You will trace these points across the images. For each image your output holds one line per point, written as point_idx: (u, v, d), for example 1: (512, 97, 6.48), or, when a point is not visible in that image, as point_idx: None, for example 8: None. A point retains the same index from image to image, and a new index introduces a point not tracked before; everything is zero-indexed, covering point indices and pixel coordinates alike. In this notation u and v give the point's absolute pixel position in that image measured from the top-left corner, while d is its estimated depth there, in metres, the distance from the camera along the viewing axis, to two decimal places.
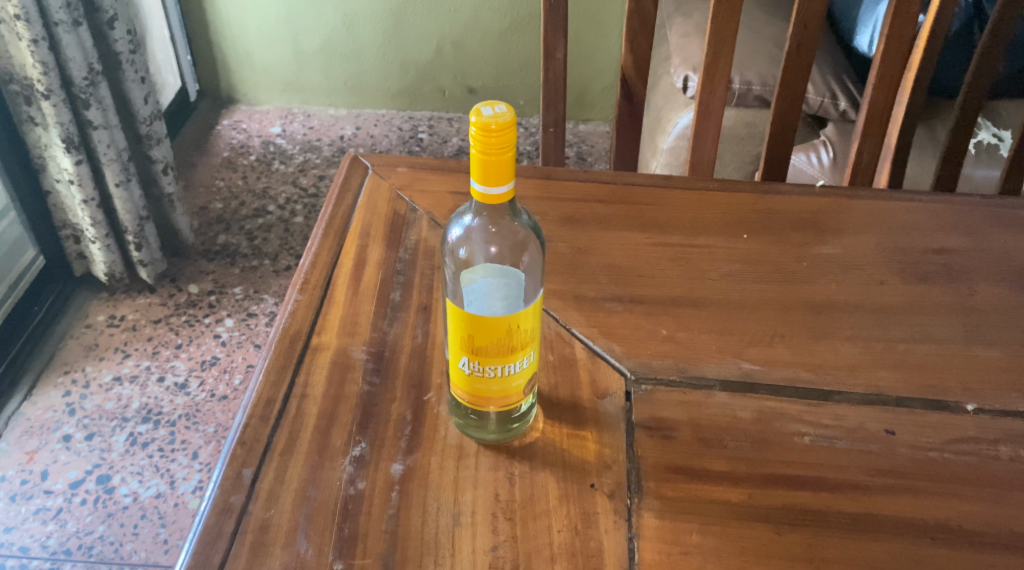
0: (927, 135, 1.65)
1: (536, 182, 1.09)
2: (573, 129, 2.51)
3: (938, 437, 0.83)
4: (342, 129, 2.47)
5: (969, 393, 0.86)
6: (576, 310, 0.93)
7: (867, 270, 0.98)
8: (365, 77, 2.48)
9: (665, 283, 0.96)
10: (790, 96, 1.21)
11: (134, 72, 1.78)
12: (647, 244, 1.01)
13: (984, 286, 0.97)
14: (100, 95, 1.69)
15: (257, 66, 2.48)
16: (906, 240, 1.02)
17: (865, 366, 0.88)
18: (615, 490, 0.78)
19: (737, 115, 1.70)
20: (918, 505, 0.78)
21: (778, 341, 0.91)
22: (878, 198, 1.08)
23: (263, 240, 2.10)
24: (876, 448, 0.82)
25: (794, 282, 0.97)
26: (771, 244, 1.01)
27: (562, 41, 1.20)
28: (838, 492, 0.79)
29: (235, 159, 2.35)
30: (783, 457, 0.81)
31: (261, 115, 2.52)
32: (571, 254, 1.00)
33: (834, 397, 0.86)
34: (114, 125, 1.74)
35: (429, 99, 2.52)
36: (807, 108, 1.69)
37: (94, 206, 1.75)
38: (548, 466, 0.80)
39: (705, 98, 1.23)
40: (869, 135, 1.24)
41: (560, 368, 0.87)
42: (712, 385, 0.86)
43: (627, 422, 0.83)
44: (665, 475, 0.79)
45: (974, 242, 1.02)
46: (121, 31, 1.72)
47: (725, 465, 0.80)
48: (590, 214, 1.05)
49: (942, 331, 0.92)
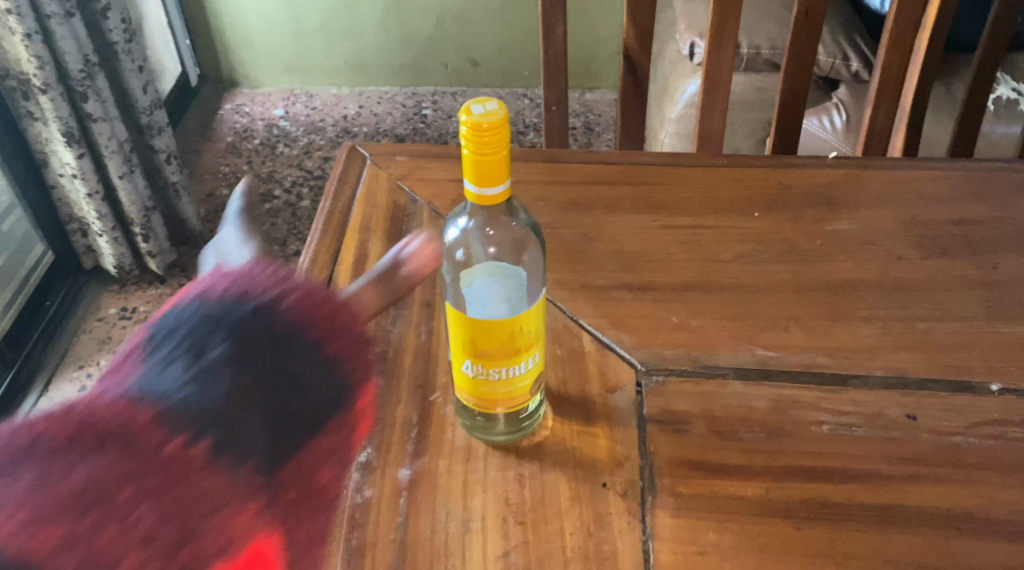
0: (944, 94, 1.61)
1: (540, 165, 1.06)
2: (579, 98, 2.48)
3: (962, 421, 0.79)
4: (345, 108, 2.44)
5: (994, 373, 0.83)
6: (584, 300, 0.91)
7: (883, 246, 0.95)
8: (367, 54, 2.44)
9: (675, 269, 0.94)
10: (799, 64, 1.17)
11: (131, 61, 1.75)
12: (654, 228, 0.98)
13: (1006, 258, 0.93)
14: (98, 87, 1.67)
15: (258, 47, 2.44)
16: (925, 212, 0.99)
17: (885, 348, 0.86)
18: (629, 489, 0.75)
19: (746, 81, 1.66)
20: (942, 493, 0.75)
21: (793, 325, 0.88)
22: (894, 167, 1.05)
23: (270, 226, 2.08)
24: (898, 435, 0.79)
25: (809, 262, 0.94)
26: (784, 222, 0.98)
27: (562, 17, 1.16)
28: (859, 484, 0.75)
29: (239, 144, 2.32)
30: (800, 448, 0.78)
31: (264, 98, 2.49)
32: (577, 241, 0.97)
33: (853, 381, 0.83)
34: (114, 117, 1.72)
35: (432, 73, 2.48)
36: (818, 71, 1.64)
37: (99, 199, 1.74)
38: (558, 466, 0.77)
39: (713, 70, 1.19)
40: (882, 100, 1.20)
41: (568, 362, 0.85)
42: (726, 373, 0.84)
43: (638, 416, 0.81)
44: (680, 470, 0.76)
45: (995, 212, 0.98)
46: (115, 20, 1.69)
47: (741, 459, 0.77)
48: (596, 199, 1.02)
49: (964, 307, 0.89)
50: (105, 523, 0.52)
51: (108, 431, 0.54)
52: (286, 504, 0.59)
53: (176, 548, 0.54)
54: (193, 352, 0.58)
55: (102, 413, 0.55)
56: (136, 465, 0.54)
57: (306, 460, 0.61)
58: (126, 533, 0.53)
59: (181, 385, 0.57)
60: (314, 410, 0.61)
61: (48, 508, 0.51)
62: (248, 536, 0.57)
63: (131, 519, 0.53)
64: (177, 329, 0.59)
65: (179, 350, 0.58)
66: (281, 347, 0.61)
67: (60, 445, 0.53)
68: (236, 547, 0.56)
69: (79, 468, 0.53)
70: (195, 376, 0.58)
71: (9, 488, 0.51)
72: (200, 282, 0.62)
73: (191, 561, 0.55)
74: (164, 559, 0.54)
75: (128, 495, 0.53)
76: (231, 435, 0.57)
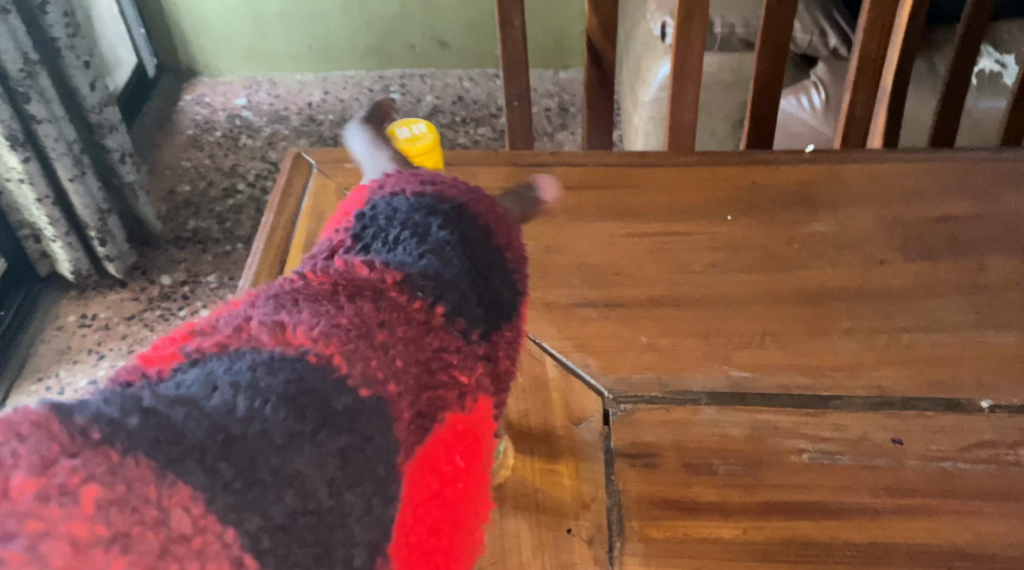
0: (926, 69, 1.54)
1: (499, 170, 1.00)
2: (552, 77, 2.41)
3: (951, 444, 0.74)
4: (310, 95, 2.36)
5: (983, 389, 0.78)
6: (547, 320, 0.85)
7: (865, 249, 0.90)
8: (330, 39, 2.36)
9: (644, 282, 0.87)
10: (773, 51, 1.10)
11: (76, 57, 1.66)
12: (621, 236, 0.92)
13: (994, 258, 0.88)
14: (40, 86, 1.58)
15: (216, 35, 2.35)
16: (908, 209, 0.93)
17: (868, 364, 0.80)
18: (596, 535, 0.70)
19: (721, 61, 1.59)
20: (930, 528, 0.69)
21: (770, 341, 0.82)
22: (874, 159, 0.99)
23: (235, 222, 2.01)
24: (883, 463, 0.73)
25: (786, 269, 0.88)
26: (759, 226, 0.92)
27: (519, 8, 1.08)
28: (843, 520, 0.70)
29: (200, 136, 2.24)
30: (779, 481, 0.72)
31: (225, 87, 2.41)
32: (540, 254, 0.91)
33: (834, 403, 0.77)
34: (59, 117, 1.63)
35: (399, 56, 2.40)
36: (795, 48, 1.58)
37: (49, 203, 1.65)
38: (519, 511, 0.71)
39: (681, 59, 1.12)
40: (861, 86, 1.14)
41: (530, 392, 0.79)
42: (699, 398, 0.78)
43: (605, 451, 0.75)
44: (651, 511, 0.71)
45: (982, 207, 0.93)
46: (56, 14, 1.60)
47: (715, 495, 0.72)
48: (560, 205, 0.95)
49: (952, 315, 0.83)
50: (376, 351, 0.52)
51: (362, 284, 0.56)
52: (497, 378, 0.60)
53: (418, 391, 0.54)
54: (417, 232, 0.59)
55: (357, 271, 0.57)
56: (394, 316, 0.55)
57: (511, 346, 0.61)
58: (388, 367, 0.52)
59: (417, 257, 0.58)
60: (504, 298, 0.61)
61: (330, 327, 0.52)
62: (477, 396, 0.57)
63: (395, 359, 0.53)
64: (394, 213, 0.61)
65: (405, 232, 0.59)
66: (481, 240, 0.62)
67: (323, 292, 0.55)
68: (465, 401, 0.56)
69: (345, 307, 0.54)
70: (426, 251, 0.58)
71: (291, 317, 0.52)
72: (387, 181, 0.64)
73: (432, 410, 0.54)
74: (411, 398, 0.53)
75: (382, 337, 0.53)
76: (454, 302, 0.58)
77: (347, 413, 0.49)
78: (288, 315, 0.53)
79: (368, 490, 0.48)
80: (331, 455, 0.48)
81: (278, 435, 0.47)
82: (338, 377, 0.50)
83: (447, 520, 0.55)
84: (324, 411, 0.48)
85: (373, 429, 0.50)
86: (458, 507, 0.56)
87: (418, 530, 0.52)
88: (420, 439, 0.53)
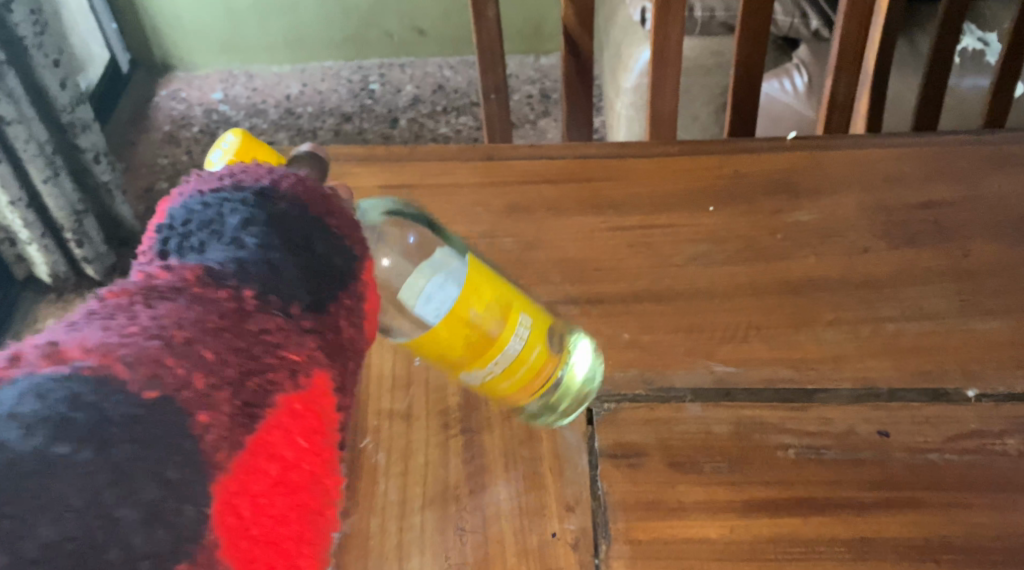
0: (909, 49, 1.53)
1: (476, 165, 0.97)
2: (533, 63, 2.39)
3: (938, 435, 0.73)
4: (288, 87, 2.35)
5: (970, 378, 0.77)
6: None
7: (849, 237, 0.88)
8: (307, 31, 2.32)
9: (624, 277, 0.86)
10: (752, 37, 1.08)
11: (44, 56, 1.63)
12: (601, 230, 0.91)
13: (979, 244, 0.87)
14: (9, 87, 1.54)
15: (189, 29, 2.29)
16: (891, 195, 0.92)
17: (852, 356, 0.79)
18: (581, 539, 0.69)
19: (702, 45, 1.59)
20: (917, 521, 0.69)
21: (753, 335, 0.81)
22: (857, 143, 0.97)
23: None
24: (870, 456, 0.72)
25: (768, 259, 0.87)
26: (741, 216, 0.91)
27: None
28: (830, 517, 0.69)
29: (177, 133, 2.24)
30: (765, 477, 0.72)
31: (201, 81, 2.38)
32: (518, 251, 0.89)
33: (819, 396, 0.76)
34: (30, 118, 1.59)
35: (377, 45, 2.36)
36: (776, 28, 1.57)
37: (22, 206, 1.62)
38: (503, 516, 0.71)
39: (658, 47, 1.10)
40: (843, 71, 1.12)
41: None
42: (684, 396, 0.77)
43: (589, 451, 0.74)
44: (637, 513, 0.70)
45: (966, 191, 0.91)
46: (21, 13, 1.56)
47: (701, 494, 0.71)
48: (539, 200, 0.94)
49: (936, 304, 0.82)
50: (173, 353, 0.51)
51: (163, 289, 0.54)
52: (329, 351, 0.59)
53: (239, 380, 0.53)
54: (210, 231, 0.57)
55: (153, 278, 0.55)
56: (198, 311, 0.54)
57: (336, 312, 0.60)
58: (191, 360, 0.52)
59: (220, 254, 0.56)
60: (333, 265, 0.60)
61: (121, 338, 0.50)
62: (310, 371, 0.57)
63: (199, 352, 0.52)
64: (191, 218, 0.58)
65: (202, 233, 0.57)
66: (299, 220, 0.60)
67: (119, 305, 0.53)
68: (297, 379, 0.56)
69: (140, 315, 0.52)
70: (224, 246, 0.57)
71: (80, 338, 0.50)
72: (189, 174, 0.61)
73: (256, 400, 0.54)
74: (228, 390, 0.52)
75: (182, 336, 0.52)
76: (267, 286, 0.57)
77: (126, 419, 0.48)
78: (74, 336, 0.50)
79: (152, 496, 0.47)
80: (111, 465, 0.46)
81: (41, 453, 0.45)
82: (118, 385, 0.49)
83: (291, 505, 0.54)
84: (105, 424, 0.47)
85: (151, 427, 0.48)
86: (301, 490, 0.55)
87: (260, 521, 0.52)
88: (248, 430, 0.53)
